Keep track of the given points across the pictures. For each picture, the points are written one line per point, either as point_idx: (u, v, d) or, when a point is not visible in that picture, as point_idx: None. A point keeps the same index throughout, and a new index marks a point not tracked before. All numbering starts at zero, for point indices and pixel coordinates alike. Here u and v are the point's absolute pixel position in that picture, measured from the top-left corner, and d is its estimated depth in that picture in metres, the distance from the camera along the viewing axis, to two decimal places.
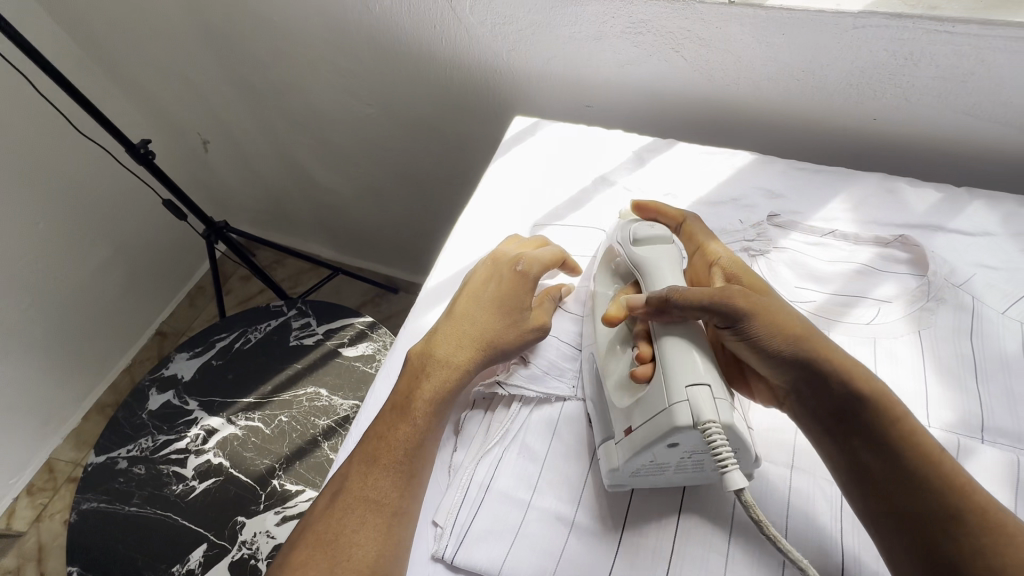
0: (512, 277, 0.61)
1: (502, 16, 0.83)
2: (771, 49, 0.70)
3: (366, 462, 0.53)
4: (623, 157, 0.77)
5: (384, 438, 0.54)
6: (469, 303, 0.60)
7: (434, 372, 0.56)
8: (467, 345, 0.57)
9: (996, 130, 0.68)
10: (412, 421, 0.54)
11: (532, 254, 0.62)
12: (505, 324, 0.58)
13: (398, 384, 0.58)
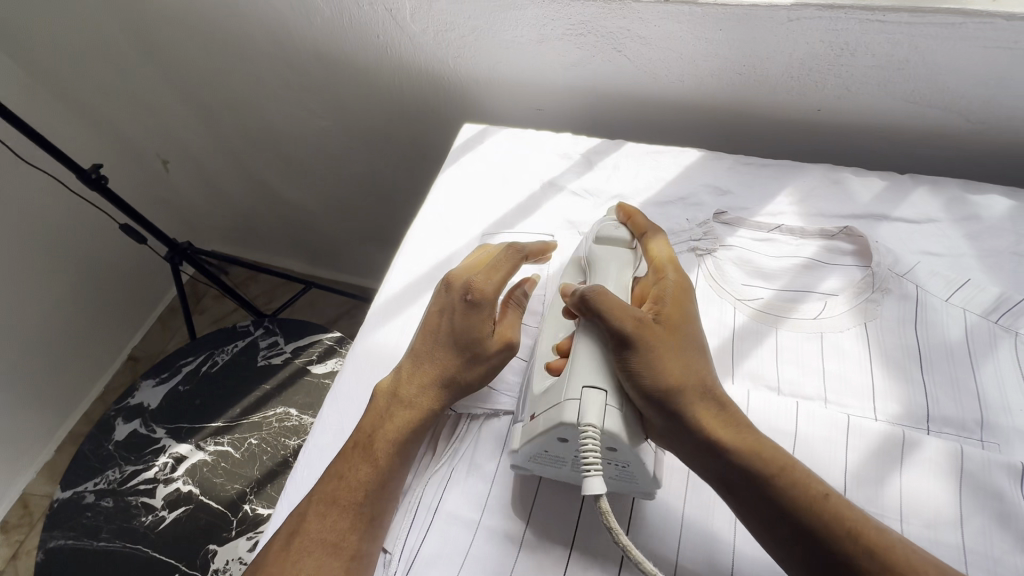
0: (463, 310, 0.55)
1: (443, 23, 0.81)
2: (711, 45, 0.69)
3: (326, 504, 0.50)
4: (571, 161, 0.76)
5: (344, 478, 0.51)
6: (425, 339, 0.56)
7: (399, 409, 0.54)
8: (429, 386, 0.54)
9: (936, 115, 0.68)
10: (374, 462, 0.51)
11: (480, 277, 0.56)
12: (464, 359, 0.54)
13: (361, 419, 0.55)
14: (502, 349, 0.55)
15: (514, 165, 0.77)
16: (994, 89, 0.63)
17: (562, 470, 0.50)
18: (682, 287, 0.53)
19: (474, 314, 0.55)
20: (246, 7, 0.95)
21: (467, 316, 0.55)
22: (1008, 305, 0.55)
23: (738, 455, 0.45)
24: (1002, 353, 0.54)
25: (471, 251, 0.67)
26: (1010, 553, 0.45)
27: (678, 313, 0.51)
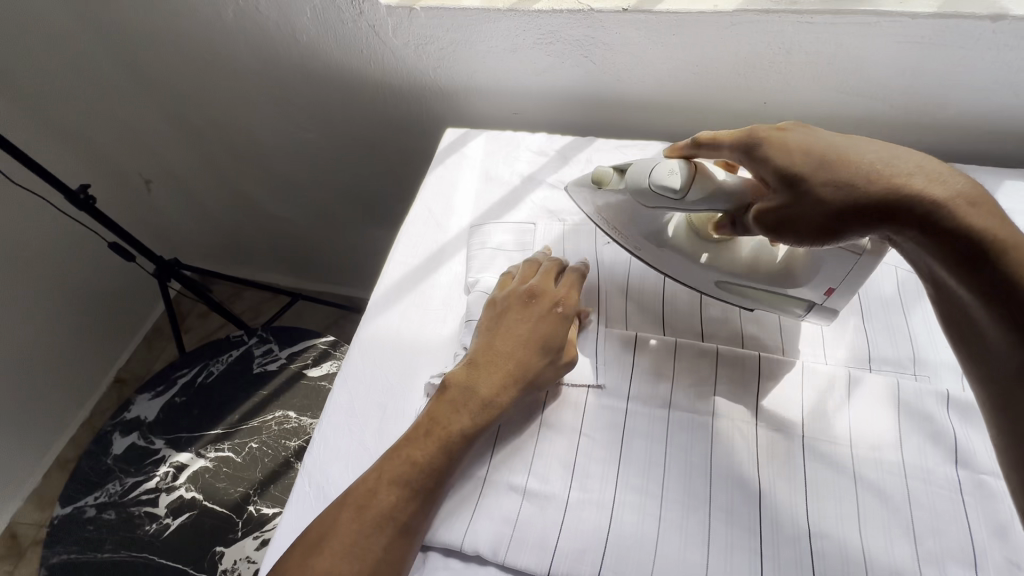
0: (553, 318, 0.61)
1: (423, 37, 0.88)
2: (667, 49, 0.78)
3: (398, 483, 0.53)
4: (548, 157, 0.83)
5: (418, 462, 0.54)
6: (507, 338, 0.59)
7: (475, 405, 0.57)
8: (508, 384, 0.57)
9: (864, 103, 0.78)
10: (448, 452, 0.55)
11: (565, 294, 0.63)
12: (544, 359, 0.59)
13: (431, 405, 0.58)
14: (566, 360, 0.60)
15: (496, 163, 0.84)
16: (910, 78, 0.73)
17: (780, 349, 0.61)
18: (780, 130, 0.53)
19: (555, 319, 0.61)
20: (233, 28, 1.00)
21: (547, 320, 0.61)
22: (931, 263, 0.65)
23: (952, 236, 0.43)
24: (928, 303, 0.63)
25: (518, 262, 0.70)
26: (941, 466, 0.53)
27: (802, 146, 0.51)
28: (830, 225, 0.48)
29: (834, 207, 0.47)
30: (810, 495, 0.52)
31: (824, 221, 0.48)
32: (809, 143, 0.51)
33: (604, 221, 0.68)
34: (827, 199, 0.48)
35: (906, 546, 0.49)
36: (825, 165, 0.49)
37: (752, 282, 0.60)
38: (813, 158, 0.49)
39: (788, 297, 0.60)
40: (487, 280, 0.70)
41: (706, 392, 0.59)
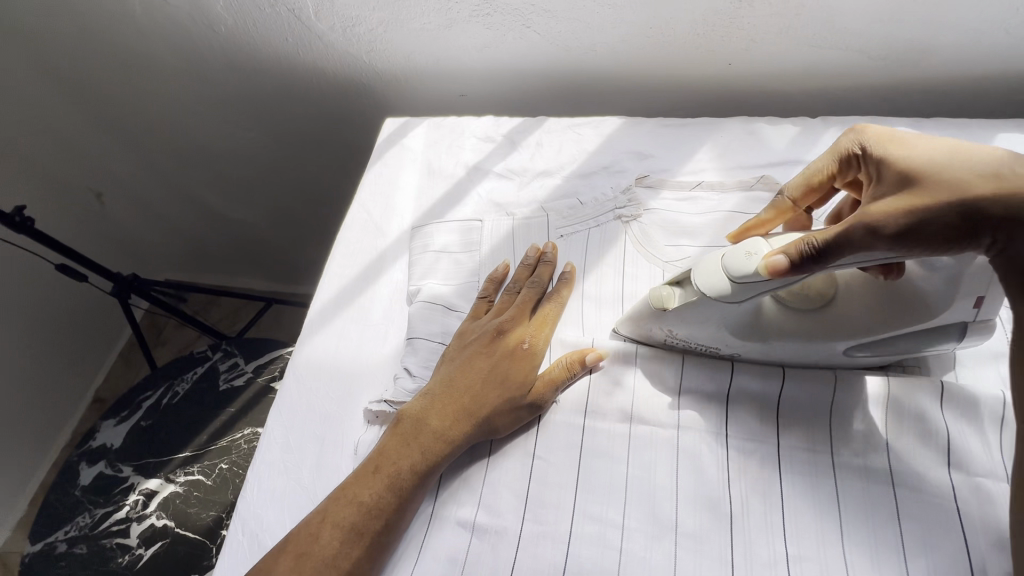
0: (516, 352, 0.55)
1: (349, 19, 0.80)
2: (615, 11, 0.70)
3: (342, 527, 0.48)
4: (495, 143, 0.76)
5: (364, 503, 0.49)
6: (466, 370, 0.55)
7: (428, 440, 0.52)
8: (462, 419, 0.52)
9: (838, 56, 0.70)
10: (396, 492, 0.50)
11: (535, 327, 0.57)
12: (514, 399, 0.53)
13: (384, 439, 0.53)
14: (536, 402, 0.53)
15: (439, 153, 0.77)
16: (889, 25, 0.65)
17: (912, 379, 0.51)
18: (896, 139, 0.48)
19: (528, 355, 0.55)
20: (146, 23, 0.91)
21: (514, 356, 0.55)
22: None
23: None
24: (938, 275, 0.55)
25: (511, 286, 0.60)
26: (932, 470, 0.47)
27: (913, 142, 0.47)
28: (960, 229, 0.41)
29: (976, 207, 0.41)
30: (788, 513, 0.47)
31: (958, 224, 0.41)
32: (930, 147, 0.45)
33: (676, 343, 0.54)
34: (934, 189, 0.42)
35: (895, 565, 0.44)
36: (959, 167, 0.43)
37: (888, 329, 0.48)
38: (940, 159, 0.44)
39: (929, 331, 0.49)
40: (430, 288, 0.64)
41: (672, 403, 0.53)
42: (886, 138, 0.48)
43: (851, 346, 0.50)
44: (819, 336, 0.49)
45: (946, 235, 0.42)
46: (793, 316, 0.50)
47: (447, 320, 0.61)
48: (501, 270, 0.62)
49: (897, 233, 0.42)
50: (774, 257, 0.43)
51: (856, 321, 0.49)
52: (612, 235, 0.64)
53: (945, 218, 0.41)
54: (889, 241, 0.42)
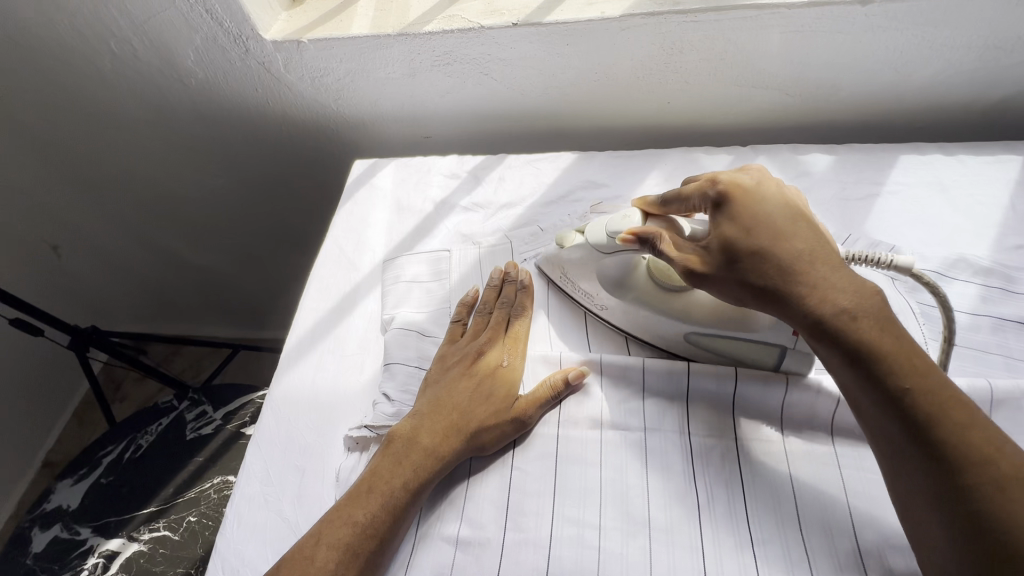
0: (494, 371, 0.58)
1: (318, 70, 0.85)
2: (563, 58, 0.78)
3: (337, 547, 0.49)
4: (460, 180, 0.81)
5: (359, 524, 0.50)
6: (451, 388, 0.57)
7: (418, 457, 0.53)
8: (450, 435, 0.54)
9: (761, 94, 0.79)
10: (390, 509, 0.51)
11: (510, 348, 0.60)
12: (497, 415, 0.55)
13: (375, 460, 0.54)
14: (519, 419, 0.55)
15: (407, 191, 0.81)
16: (800, 67, 0.74)
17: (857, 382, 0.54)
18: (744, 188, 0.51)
19: (506, 373, 0.58)
20: (114, 78, 0.93)
21: (494, 375, 0.58)
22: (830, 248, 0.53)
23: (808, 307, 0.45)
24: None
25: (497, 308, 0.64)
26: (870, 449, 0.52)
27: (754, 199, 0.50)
28: (754, 292, 0.48)
29: (751, 278, 0.48)
30: (750, 501, 0.50)
31: (750, 288, 0.48)
32: (767, 219, 0.49)
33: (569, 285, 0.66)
34: (734, 256, 0.49)
35: (848, 540, 0.48)
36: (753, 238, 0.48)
37: (720, 329, 0.57)
38: (756, 226, 0.49)
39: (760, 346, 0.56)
40: (404, 316, 0.67)
41: (639, 407, 0.57)
42: (739, 199, 0.51)
43: (691, 334, 0.59)
44: (666, 312, 0.60)
45: (741, 293, 0.49)
46: (659, 290, 0.61)
47: (422, 345, 0.64)
48: (471, 296, 0.65)
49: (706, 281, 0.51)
50: (627, 237, 0.56)
51: (703, 312, 0.58)
52: None
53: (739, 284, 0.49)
54: (696, 281, 0.51)
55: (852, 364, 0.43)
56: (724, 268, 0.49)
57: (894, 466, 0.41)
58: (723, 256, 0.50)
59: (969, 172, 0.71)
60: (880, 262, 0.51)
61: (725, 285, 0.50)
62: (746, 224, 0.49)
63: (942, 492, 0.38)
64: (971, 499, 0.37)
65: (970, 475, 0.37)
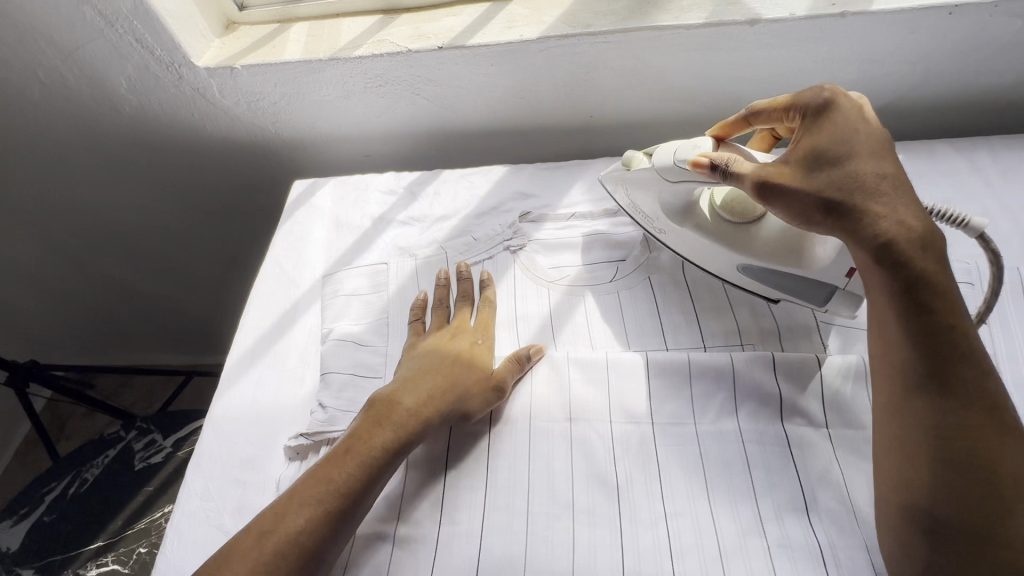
0: (465, 351, 0.62)
1: (253, 94, 0.88)
2: (489, 78, 0.83)
3: (312, 503, 0.51)
4: (398, 195, 0.84)
5: (338, 481, 0.52)
6: (425, 368, 0.61)
7: (400, 420, 0.56)
8: (431, 403, 0.57)
9: (674, 106, 0.86)
10: (370, 471, 0.53)
11: (474, 335, 0.65)
12: (446, 404, 0.57)
13: (354, 423, 0.56)
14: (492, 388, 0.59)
15: (346, 208, 0.84)
16: (704, 81, 0.81)
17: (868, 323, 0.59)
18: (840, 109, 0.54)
19: (478, 355, 0.63)
20: (44, 109, 0.92)
21: (463, 356, 0.62)
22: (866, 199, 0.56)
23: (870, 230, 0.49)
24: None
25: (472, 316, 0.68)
26: (771, 424, 0.57)
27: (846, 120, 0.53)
28: (815, 208, 0.52)
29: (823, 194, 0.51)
30: (664, 478, 0.55)
31: (815, 203, 0.52)
32: (851, 140, 0.52)
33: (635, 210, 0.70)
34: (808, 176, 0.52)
35: (749, 506, 0.53)
36: (860, 154, 0.51)
37: (773, 263, 0.61)
38: (847, 146, 0.52)
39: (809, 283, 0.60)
40: (341, 328, 0.69)
41: (564, 399, 0.60)
42: (831, 118, 0.54)
43: (744, 265, 0.63)
44: (727, 240, 0.64)
45: (802, 207, 0.53)
46: (720, 221, 0.65)
47: (358, 354, 0.66)
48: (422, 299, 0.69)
49: (770, 193, 0.55)
50: (701, 159, 0.59)
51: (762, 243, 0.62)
52: (503, 264, 0.74)
53: (804, 199, 0.52)
54: (761, 193, 0.55)
55: (899, 283, 0.47)
56: (789, 190, 0.53)
57: (912, 386, 0.46)
58: (798, 172, 0.53)
59: None
60: (955, 222, 0.53)
61: (788, 198, 0.53)
62: (832, 147, 0.52)
63: (947, 421, 0.44)
64: (969, 436, 0.44)
65: (976, 412, 0.44)
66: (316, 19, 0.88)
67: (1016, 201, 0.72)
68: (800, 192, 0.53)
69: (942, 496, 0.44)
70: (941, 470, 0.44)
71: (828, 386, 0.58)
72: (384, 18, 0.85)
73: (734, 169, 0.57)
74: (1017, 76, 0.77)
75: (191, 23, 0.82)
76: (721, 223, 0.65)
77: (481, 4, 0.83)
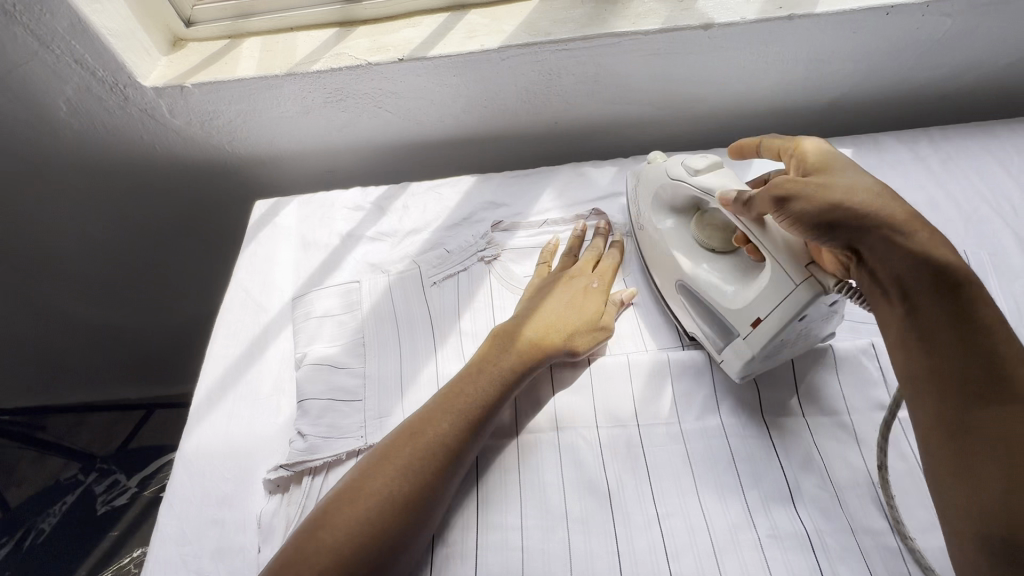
0: (582, 289, 0.66)
1: (206, 113, 0.84)
2: (452, 88, 0.82)
3: (439, 415, 0.54)
4: (365, 211, 0.83)
5: (460, 396, 0.55)
6: (548, 301, 0.65)
7: (519, 348, 0.60)
8: (546, 340, 0.61)
9: (635, 110, 0.87)
10: (491, 389, 0.56)
11: (587, 273, 0.68)
12: (513, 379, 0.58)
13: (478, 352, 0.61)
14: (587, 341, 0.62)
15: (312, 227, 0.81)
16: (664, 84, 0.83)
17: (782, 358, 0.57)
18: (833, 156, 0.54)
19: (590, 294, 0.66)
20: None
21: (584, 290, 0.66)
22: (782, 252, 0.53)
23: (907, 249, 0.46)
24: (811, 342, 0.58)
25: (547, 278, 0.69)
26: (752, 417, 0.58)
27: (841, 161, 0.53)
28: (834, 231, 0.48)
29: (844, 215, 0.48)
30: (654, 480, 0.55)
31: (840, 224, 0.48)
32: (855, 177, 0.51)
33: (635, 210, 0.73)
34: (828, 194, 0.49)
35: (737, 500, 0.54)
36: (869, 186, 0.50)
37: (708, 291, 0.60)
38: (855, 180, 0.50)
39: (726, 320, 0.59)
40: (316, 352, 0.67)
41: (549, 409, 0.60)
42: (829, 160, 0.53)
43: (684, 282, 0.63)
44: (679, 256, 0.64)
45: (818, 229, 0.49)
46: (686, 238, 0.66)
47: (334, 377, 0.64)
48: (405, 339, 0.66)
49: (787, 206, 0.51)
50: (727, 194, 0.57)
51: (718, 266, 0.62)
52: (479, 275, 0.73)
53: (827, 216, 0.48)
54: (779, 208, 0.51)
55: (944, 299, 0.44)
56: (817, 202, 0.49)
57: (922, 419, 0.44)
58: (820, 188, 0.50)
59: None
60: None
61: (804, 215, 0.50)
62: (840, 177, 0.51)
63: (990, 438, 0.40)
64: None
65: None
66: (269, 33, 0.85)
67: (957, 189, 0.76)
68: (827, 203, 0.48)
69: (987, 515, 0.38)
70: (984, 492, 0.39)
71: (800, 376, 0.60)
72: (341, 31, 0.83)
73: (752, 196, 0.54)
74: (950, 71, 0.82)
75: (135, 40, 0.77)
76: (686, 237, 0.65)
77: (439, 15, 0.82)
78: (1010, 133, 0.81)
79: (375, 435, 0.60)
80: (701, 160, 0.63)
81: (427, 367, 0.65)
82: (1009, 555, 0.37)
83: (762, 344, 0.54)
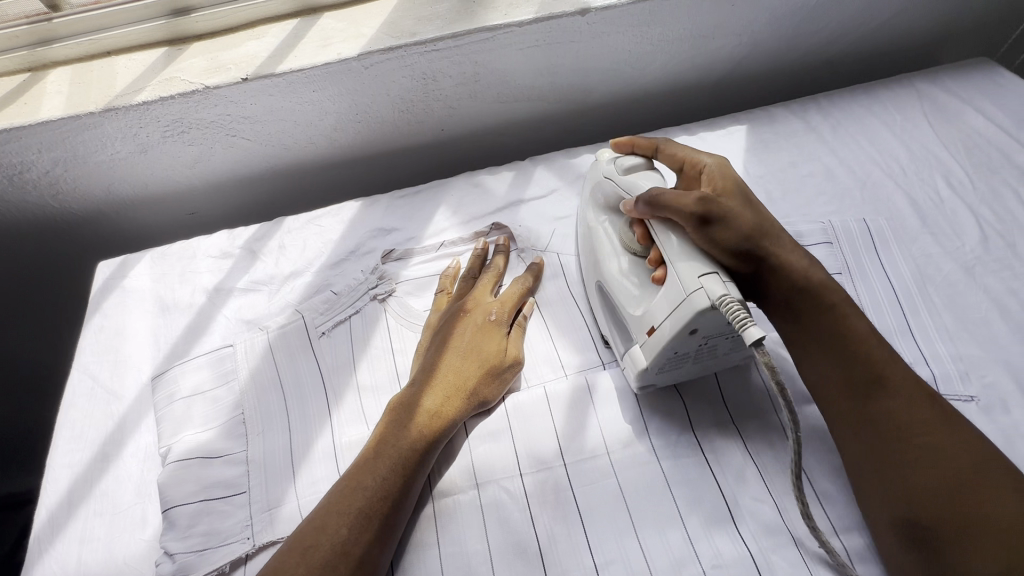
0: (478, 328, 0.59)
1: (12, 166, 0.70)
2: (315, 106, 0.72)
3: (346, 513, 0.47)
4: (233, 258, 0.71)
5: (366, 485, 0.48)
6: (446, 352, 0.57)
7: (424, 416, 0.53)
8: (450, 398, 0.54)
9: (526, 106, 0.80)
10: (400, 472, 0.49)
11: (484, 304, 0.61)
12: (413, 447, 0.51)
13: (380, 426, 0.53)
14: (496, 388, 0.56)
15: (170, 286, 0.69)
16: (551, 76, 0.77)
17: (687, 368, 0.53)
18: (726, 173, 0.56)
19: (491, 330, 0.59)
20: None
21: (482, 330, 0.59)
22: (683, 261, 0.49)
23: (800, 274, 0.51)
24: (716, 358, 0.53)
25: (464, 305, 0.61)
26: (680, 434, 0.54)
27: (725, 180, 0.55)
28: (746, 254, 0.51)
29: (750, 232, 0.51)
30: (587, 526, 0.50)
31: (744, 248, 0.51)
32: (744, 198, 0.54)
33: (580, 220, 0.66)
34: (737, 213, 0.51)
35: (677, 531, 0.49)
36: (756, 207, 0.54)
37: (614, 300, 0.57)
38: (745, 200, 0.54)
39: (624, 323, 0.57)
40: (184, 442, 0.56)
41: (466, 462, 0.54)
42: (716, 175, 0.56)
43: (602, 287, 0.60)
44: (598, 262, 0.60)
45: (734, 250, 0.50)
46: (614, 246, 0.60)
47: (209, 471, 0.54)
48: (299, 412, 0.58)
49: (705, 221, 0.50)
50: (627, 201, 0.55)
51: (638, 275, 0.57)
52: (373, 317, 0.64)
53: (739, 236, 0.50)
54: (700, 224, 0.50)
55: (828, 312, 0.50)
56: (729, 223, 0.50)
57: (840, 427, 0.48)
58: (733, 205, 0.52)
59: (709, 148, 0.78)
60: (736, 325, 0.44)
61: (724, 237, 0.50)
62: (735, 200, 0.53)
63: (897, 441, 0.45)
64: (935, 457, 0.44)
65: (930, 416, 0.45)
66: (78, 60, 0.71)
67: (851, 155, 0.76)
68: (737, 224, 0.51)
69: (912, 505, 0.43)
70: (902, 482, 0.44)
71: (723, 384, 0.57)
72: (170, 50, 0.70)
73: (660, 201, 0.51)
74: (828, 37, 0.82)
75: None
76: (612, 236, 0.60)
77: (288, 21, 0.71)
78: (890, 92, 0.81)
79: (265, 534, 0.51)
80: (629, 159, 0.61)
81: (322, 437, 0.56)
82: (920, 536, 0.43)
83: (657, 352, 0.50)
